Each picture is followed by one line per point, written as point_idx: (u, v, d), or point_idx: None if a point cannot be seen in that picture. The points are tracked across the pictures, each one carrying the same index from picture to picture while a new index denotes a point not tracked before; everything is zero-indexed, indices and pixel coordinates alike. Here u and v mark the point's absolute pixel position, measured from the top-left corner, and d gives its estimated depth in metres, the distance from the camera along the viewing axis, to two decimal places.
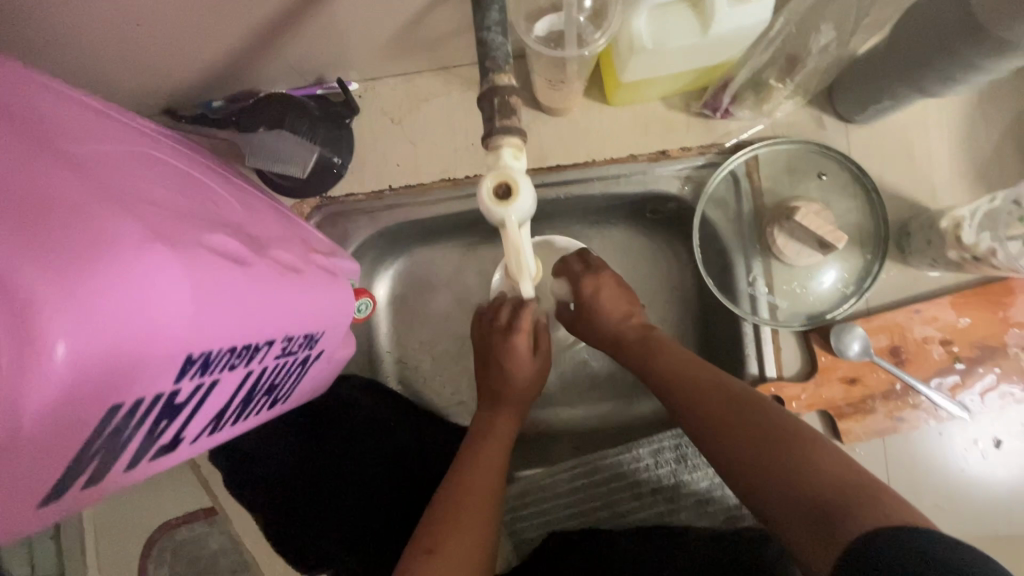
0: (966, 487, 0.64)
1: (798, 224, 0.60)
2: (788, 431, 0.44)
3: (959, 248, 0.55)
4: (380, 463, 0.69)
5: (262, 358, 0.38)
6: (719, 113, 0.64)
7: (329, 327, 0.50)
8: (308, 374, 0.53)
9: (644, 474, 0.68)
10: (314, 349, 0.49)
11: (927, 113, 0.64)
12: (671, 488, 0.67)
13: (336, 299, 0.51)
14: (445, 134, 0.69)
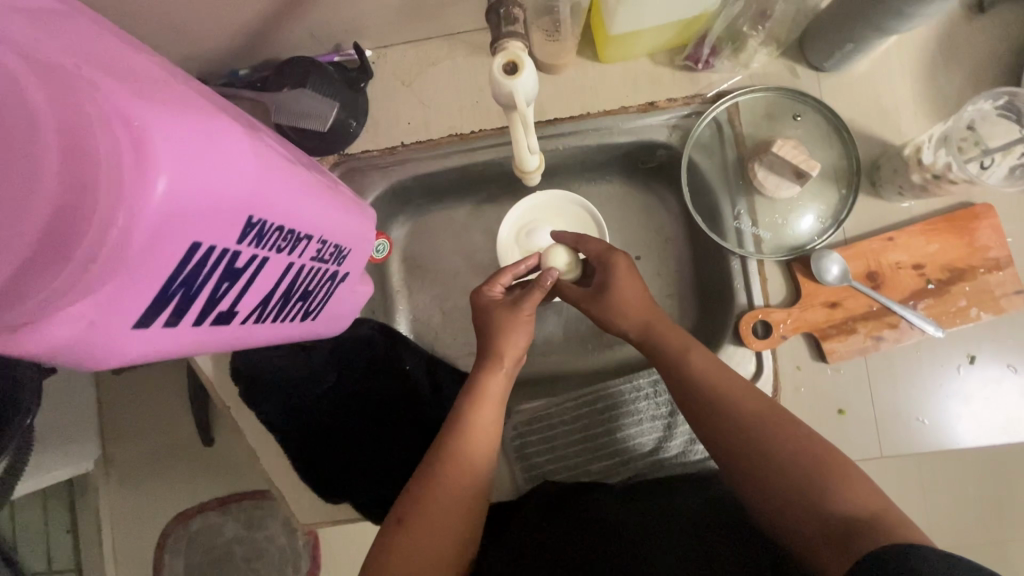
0: (945, 401, 0.68)
1: (776, 154, 0.68)
2: (810, 455, 0.48)
3: (921, 170, 0.61)
4: (400, 403, 0.76)
5: (299, 254, 0.44)
6: (700, 64, 0.71)
7: (354, 247, 0.56)
8: (335, 295, 0.58)
9: (643, 404, 0.73)
10: (341, 266, 0.54)
11: (891, 61, 0.71)
12: (669, 416, 0.72)
13: (359, 224, 0.56)
14: (451, 95, 0.75)
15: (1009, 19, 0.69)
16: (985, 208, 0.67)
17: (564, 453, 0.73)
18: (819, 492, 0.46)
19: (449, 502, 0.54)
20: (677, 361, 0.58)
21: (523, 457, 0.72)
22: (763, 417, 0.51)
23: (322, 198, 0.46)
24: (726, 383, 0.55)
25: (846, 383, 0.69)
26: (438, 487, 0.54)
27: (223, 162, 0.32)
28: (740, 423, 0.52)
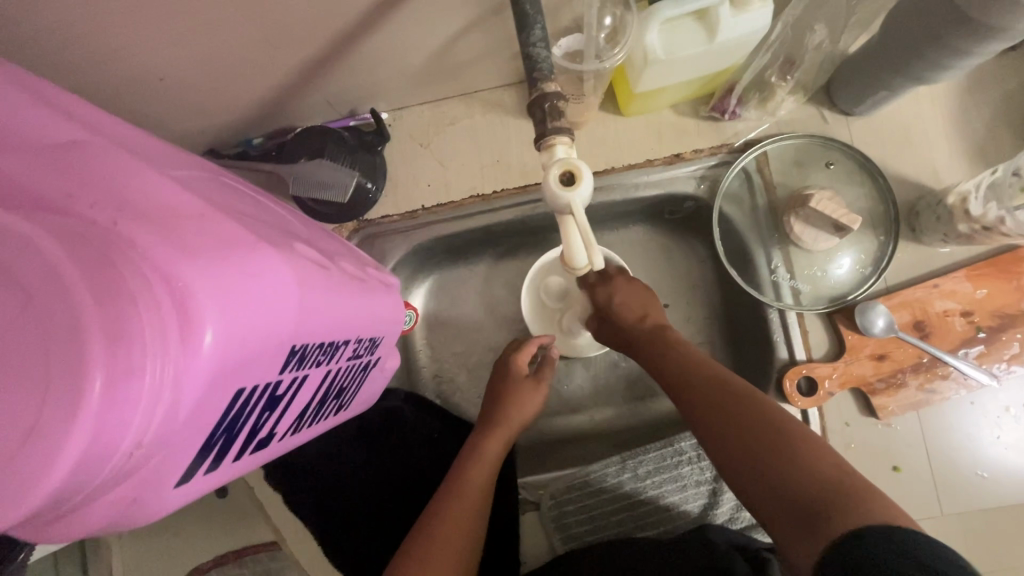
0: (1002, 454, 0.65)
1: (814, 211, 0.64)
2: (771, 429, 0.41)
3: (970, 221, 0.59)
4: (430, 476, 0.72)
5: (337, 361, 0.42)
6: (727, 114, 0.69)
7: (385, 333, 0.54)
8: (367, 380, 0.56)
9: (686, 469, 0.69)
10: (374, 354, 0.52)
11: (922, 101, 0.69)
12: (713, 481, 0.69)
13: (390, 307, 0.54)
14: (471, 154, 0.73)
15: None
16: None
17: (602, 519, 0.70)
18: (786, 470, 0.38)
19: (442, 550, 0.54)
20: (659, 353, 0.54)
21: (562, 526, 0.69)
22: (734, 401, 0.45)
23: (355, 297, 0.44)
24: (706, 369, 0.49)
25: (900, 439, 0.66)
26: (425, 548, 0.54)
27: (269, 296, 0.30)
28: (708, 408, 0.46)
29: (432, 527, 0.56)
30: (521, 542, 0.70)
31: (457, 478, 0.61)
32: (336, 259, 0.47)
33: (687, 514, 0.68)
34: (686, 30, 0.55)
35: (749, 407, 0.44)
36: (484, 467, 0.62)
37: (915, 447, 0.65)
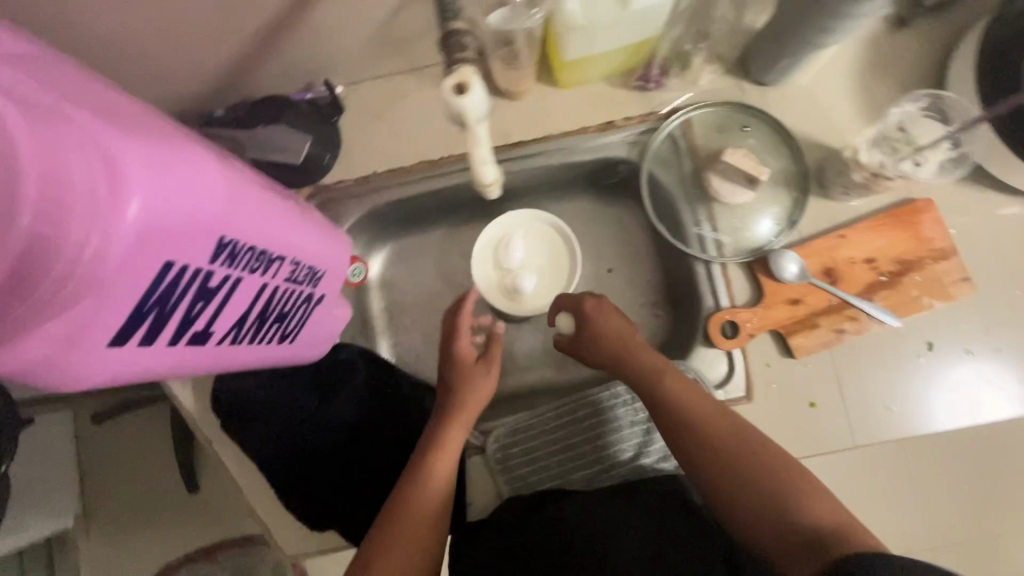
0: (908, 389, 0.71)
1: (728, 163, 0.69)
2: (773, 470, 0.52)
3: (862, 169, 0.67)
4: (385, 424, 0.76)
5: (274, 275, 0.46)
6: (652, 84, 0.75)
7: (329, 270, 0.58)
8: (312, 317, 0.60)
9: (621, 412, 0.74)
10: (316, 288, 0.57)
11: (829, 72, 0.76)
12: (647, 421, 0.74)
13: (334, 247, 0.59)
14: (421, 124, 0.78)
15: (931, 29, 0.75)
16: (926, 203, 0.71)
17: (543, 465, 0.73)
18: (789, 506, 0.50)
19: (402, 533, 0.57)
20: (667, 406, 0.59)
21: (507, 468, 0.73)
22: (748, 458, 0.54)
23: (294, 222, 0.48)
24: (708, 424, 0.57)
25: (815, 377, 0.71)
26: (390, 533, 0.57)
27: (197, 188, 0.34)
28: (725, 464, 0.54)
29: (395, 512, 0.58)
30: (467, 485, 0.74)
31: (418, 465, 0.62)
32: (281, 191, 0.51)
33: (624, 454, 0.72)
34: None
35: (762, 461, 0.53)
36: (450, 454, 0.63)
37: (829, 384, 0.71)
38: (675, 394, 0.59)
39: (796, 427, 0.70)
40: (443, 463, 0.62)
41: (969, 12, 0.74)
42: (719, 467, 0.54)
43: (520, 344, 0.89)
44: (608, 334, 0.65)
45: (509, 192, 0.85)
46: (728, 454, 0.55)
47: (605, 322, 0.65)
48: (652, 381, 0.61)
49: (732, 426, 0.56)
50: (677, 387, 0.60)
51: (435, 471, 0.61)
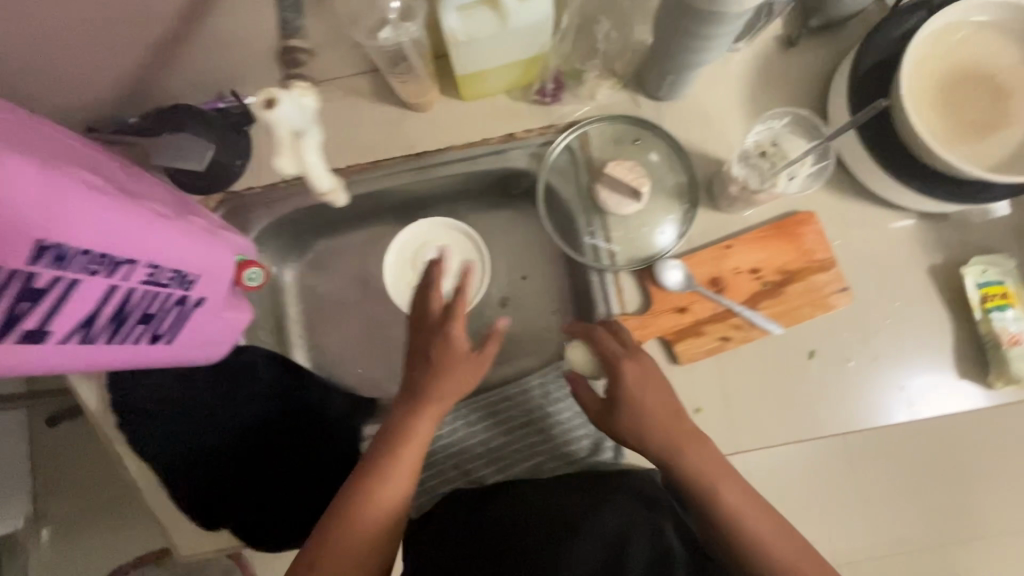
0: (790, 395, 0.73)
1: (612, 174, 0.74)
2: (749, 534, 0.59)
3: (733, 182, 0.71)
4: (286, 428, 0.77)
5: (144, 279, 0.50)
6: (550, 98, 0.78)
7: (206, 273, 0.60)
8: (192, 319, 0.62)
9: (529, 405, 0.83)
10: (190, 291, 0.58)
11: (721, 88, 0.79)
12: (538, 419, 0.82)
13: (213, 251, 0.61)
14: (330, 134, 0.80)
15: (817, 50, 0.78)
16: (808, 215, 0.74)
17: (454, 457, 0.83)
18: (748, 560, 0.59)
19: (352, 540, 0.59)
20: (692, 462, 0.62)
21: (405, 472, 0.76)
22: (727, 508, 0.60)
23: (167, 232, 0.52)
24: (710, 474, 0.62)
25: (701, 384, 0.73)
26: (342, 537, 0.59)
27: (9, 192, 0.36)
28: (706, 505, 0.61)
29: (360, 512, 0.60)
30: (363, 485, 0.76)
31: (371, 483, 0.61)
32: (164, 210, 0.56)
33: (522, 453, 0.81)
34: (481, 16, 0.63)
35: (739, 505, 0.60)
36: (404, 466, 0.63)
37: (714, 390, 0.73)
38: (688, 442, 0.63)
39: None
40: (391, 486, 0.62)
41: (852, 34, 0.77)
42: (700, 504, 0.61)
43: None
44: (647, 387, 0.65)
45: (422, 200, 0.87)
46: (719, 500, 0.61)
47: (625, 377, 0.65)
48: (673, 441, 0.63)
49: (730, 475, 0.62)
50: (683, 436, 0.63)
51: (380, 496, 0.61)
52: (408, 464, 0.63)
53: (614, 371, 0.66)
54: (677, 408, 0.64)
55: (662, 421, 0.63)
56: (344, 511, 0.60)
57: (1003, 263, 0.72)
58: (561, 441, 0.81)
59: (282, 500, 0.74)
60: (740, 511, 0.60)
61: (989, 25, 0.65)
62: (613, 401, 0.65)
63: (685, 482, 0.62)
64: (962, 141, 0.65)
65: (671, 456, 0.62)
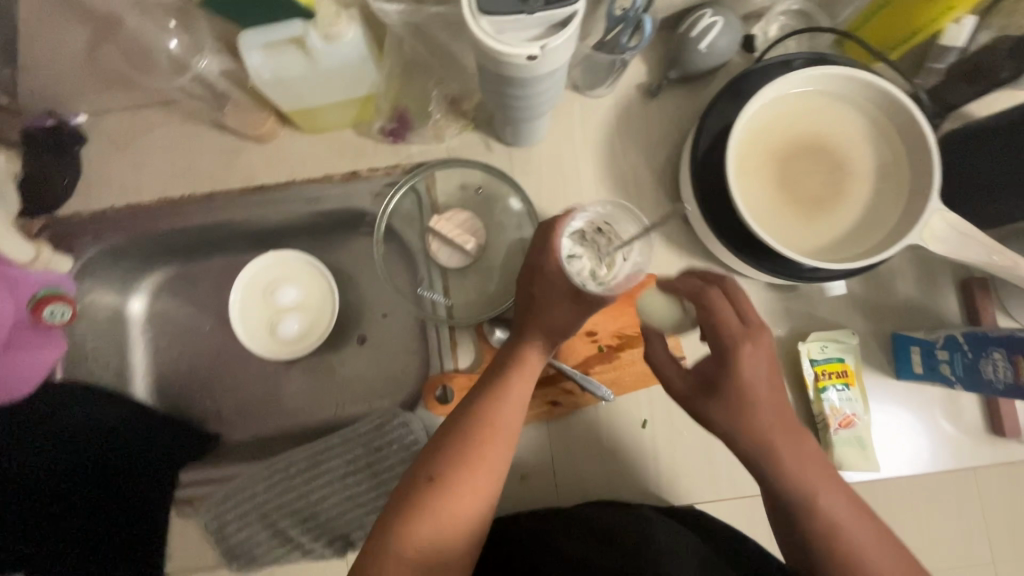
0: (618, 463, 0.72)
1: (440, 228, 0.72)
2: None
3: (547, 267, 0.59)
4: (96, 467, 0.73)
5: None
6: (393, 137, 0.74)
7: None
8: None
9: (385, 458, 0.71)
10: None
11: (577, 136, 0.75)
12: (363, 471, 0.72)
13: None
14: (168, 159, 0.76)
15: (677, 103, 0.75)
16: (650, 278, 0.71)
17: (283, 524, 0.71)
18: None
19: (477, 477, 0.53)
20: (744, 446, 0.52)
21: (221, 535, 0.70)
22: (804, 489, 0.51)
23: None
24: (798, 471, 0.51)
25: (528, 448, 0.72)
26: (476, 468, 0.53)
27: None
28: (794, 495, 0.51)
29: (480, 431, 0.55)
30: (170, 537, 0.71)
31: (410, 507, 0.51)
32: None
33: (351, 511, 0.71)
34: (286, 53, 0.59)
35: (828, 490, 0.51)
36: (463, 475, 0.53)
37: (542, 455, 0.72)
38: (779, 440, 0.51)
39: (504, 495, 0.71)
40: (450, 497, 0.52)
41: (713, 90, 0.75)
42: (801, 493, 0.51)
43: (286, 386, 0.87)
44: (758, 358, 0.51)
45: (272, 232, 0.83)
46: (798, 486, 0.51)
47: (745, 365, 0.51)
48: (767, 433, 0.51)
49: (813, 457, 0.52)
50: (777, 426, 0.52)
51: (452, 504, 0.52)
52: (475, 472, 0.53)
53: (744, 338, 0.52)
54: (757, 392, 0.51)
55: (750, 422, 0.51)
56: (486, 420, 0.56)
57: (843, 339, 0.70)
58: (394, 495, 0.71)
59: (84, 545, 0.70)
60: (830, 492, 0.51)
61: (827, 96, 0.63)
62: (731, 396, 0.51)
63: (779, 477, 0.51)
64: (791, 216, 0.63)
65: (763, 452, 0.51)
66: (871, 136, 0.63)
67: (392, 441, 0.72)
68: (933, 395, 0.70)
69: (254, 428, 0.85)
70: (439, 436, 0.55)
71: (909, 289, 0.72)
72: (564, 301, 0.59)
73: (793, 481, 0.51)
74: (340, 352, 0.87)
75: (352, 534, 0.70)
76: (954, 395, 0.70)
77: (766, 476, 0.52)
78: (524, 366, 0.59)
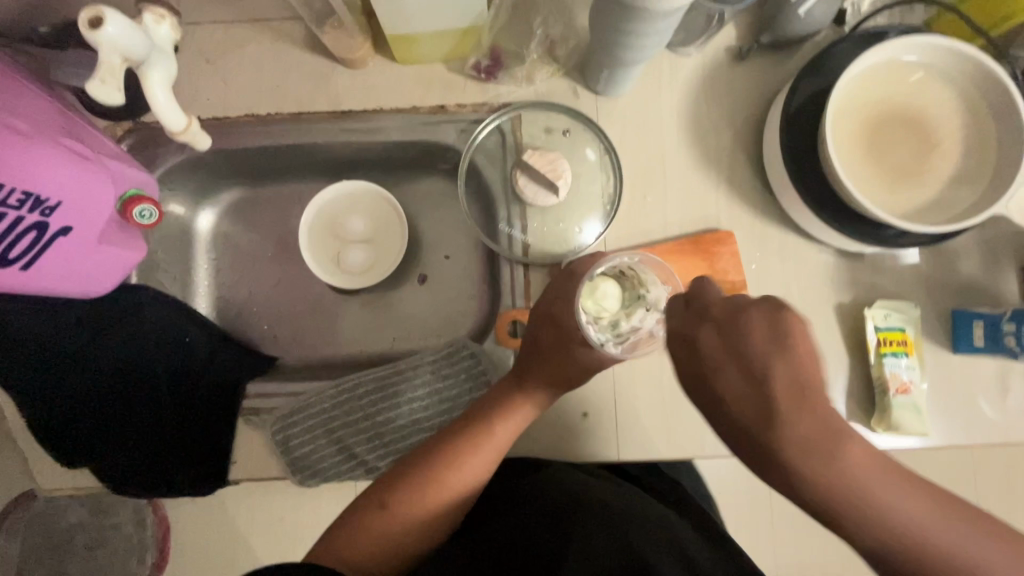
0: (679, 412, 0.72)
1: (527, 164, 0.74)
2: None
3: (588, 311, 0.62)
4: (167, 370, 0.75)
5: (43, 214, 0.57)
6: (485, 74, 0.75)
7: (70, 202, 0.59)
8: (58, 253, 0.61)
9: (452, 387, 0.74)
10: (48, 215, 0.57)
11: (663, 91, 0.76)
12: (431, 394, 0.74)
13: (84, 182, 0.60)
14: (255, 76, 0.76)
15: (764, 69, 0.76)
16: (726, 234, 0.73)
17: (351, 441, 0.73)
18: None
19: (432, 496, 0.60)
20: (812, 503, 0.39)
21: (286, 448, 0.71)
22: (910, 538, 0.38)
23: (78, 175, 0.59)
24: (902, 512, 0.38)
25: (592, 389, 0.73)
26: (430, 486, 0.60)
27: None
28: (892, 551, 0.39)
29: (453, 454, 0.62)
30: (232, 446, 0.71)
31: (356, 522, 0.58)
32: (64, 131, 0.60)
33: (418, 430, 0.73)
34: None
35: (939, 532, 0.38)
36: (412, 506, 0.59)
37: (605, 397, 0.73)
38: (858, 483, 0.38)
39: (566, 433, 0.73)
40: (393, 522, 0.58)
41: (800, 58, 0.76)
42: (908, 546, 0.38)
43: (344, 318, 0.87)
44: (801, 391, 0.39)
45: (347, 162, 0.84)
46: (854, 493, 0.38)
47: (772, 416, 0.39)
48: (843, 471, 0.38)
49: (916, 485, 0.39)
50: (852, 464, 0.38)
51: (398, 510, 0.59)
52: (419, 508, 0.59)
53: (775, 370, 0.39)
54: (826, 422, 0.38)
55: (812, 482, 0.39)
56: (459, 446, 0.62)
57: (906, 310, 0.72)
58: None
59: (154, 444, 0.72)
60: (947, 533, 0.38)
61: (925, 69, 0.64)
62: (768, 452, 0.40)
63: (877, 536, 0.38)
64: (882, 182, 0.64)
65: (832, 503, 0.39)
66: (963, 111, 0.64)
67: (462, 367, 0.74)
68: (988, 372, 0.72)
69: (309, 356, 0.85)
70: (405, 466, 0.61)
71: (972, 269, 0.74)
72: (559, 360, 0.64)
73: (897, 533, 0.38)
74: (400, 290, 0.88)
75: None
76: (1007, 372, 0.72)
77: (858, 532, 0.39)
78: (510, 416, 0.65)
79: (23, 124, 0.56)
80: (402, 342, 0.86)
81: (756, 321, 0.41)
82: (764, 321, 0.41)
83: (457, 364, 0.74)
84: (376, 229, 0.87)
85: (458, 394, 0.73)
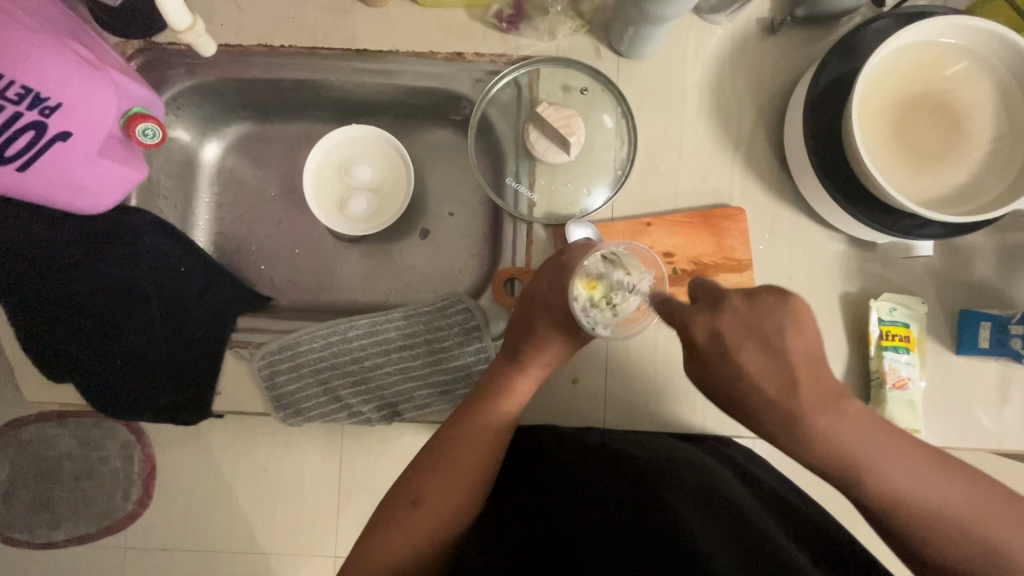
0: (668, 387, 0.72)
1: (541, 119, 0.71)
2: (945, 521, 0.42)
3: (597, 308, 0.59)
4: (160, 296, 0.75)
5: (41, 114, 0.57)
6: (506, 24, 0.73)
7: (71, 106, 0.58)
8: (54, 158, 0.60)
9: (443, 339, 0.73)
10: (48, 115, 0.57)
11: (688, 58, 0.74)
12: (421, 343, 0.74)
13: (87, 89, 0.59)
14: (271, 4, 0.74)
15: (795, 45, 0.73)
16: (737, 211, 0.71)
17: (337, 384, 0.73)
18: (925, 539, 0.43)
19: (455, 475, 0.60)
20: (773, 432, 0.43)
21: (273, 383, 0.70)
22: (852, 459, 0.42)
23: (78, 77, 0.58)
24: (846, 437, 0.42)
25: (584, 356, 0.72)
26: (448, 467, 0.60)
27: None
28: (840, 469, 0.42)
29: (461, 432, 0.61)
30: (218, 378, 0.71)
31: (389, 518, 0.58)
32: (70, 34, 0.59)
33: (406, 378, 0.73)
34: None
35: (883, 456, 0.42)
36: (442, 495, 0.59)
37: (597, 365, 0.72)
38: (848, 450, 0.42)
39: (553, 399, 0.72)
40: (426, 518, 0.58)
41: (834, 37, 0.73)
42: (850, 460, 0.42)
43: (342, 265, 0.86)
44: (777, 351, 0.41)
45: (358, 104, 0.82)
46: (841, 448, 0.42)
47: (743, 367, 0.41)
48: (798, 404, 0.41)
49: (866, 414, 0.42)
50: (812, 397, 0.41)
51: (430, 500, 0.59)
52: (450, 494, 0.59)
53: (750, 333, 0.41)
54: (796, 371, 0.40)
55: (775, 411, 0.42)
56: (465, 419, 0.62)
57: (914, 306, 0.70)
58: (451, 372, 0.72)
59: (141, 368, 0.72)
60: (890, 458, 0.42)
61: (964, 54, 0.62)
62: None
63: (827, 455, 0.42)
64: (904, 165, 0.62)
65: (792, 424, 0.41)
66: (998, 103, 0.62)
67: (455, 319, 0.73)
68: (990, 376, 0.71)
69: (304, 299, 0.84)
70: (425, 459, 0.61)
71: (986, 271, 0.72)
72: (547, 338, 0.63)
73: (843, 453, 0.42)
74: (401, 242, 0.86)
75: (400, 405, 0.72)
76: (1009, 379, 0.70)
77: (810, 452, 0.42)
78: (512, 390, 0.63)
79: (28, 21, 0.56)
80: (397, 294, 0.84)
81: (736, 298, 0.42)
82: (744, 300, 0.42)
83: (449, 316, 0.74)
84: (383, 177, 0.86)
85: (449, 346, 0.73)
